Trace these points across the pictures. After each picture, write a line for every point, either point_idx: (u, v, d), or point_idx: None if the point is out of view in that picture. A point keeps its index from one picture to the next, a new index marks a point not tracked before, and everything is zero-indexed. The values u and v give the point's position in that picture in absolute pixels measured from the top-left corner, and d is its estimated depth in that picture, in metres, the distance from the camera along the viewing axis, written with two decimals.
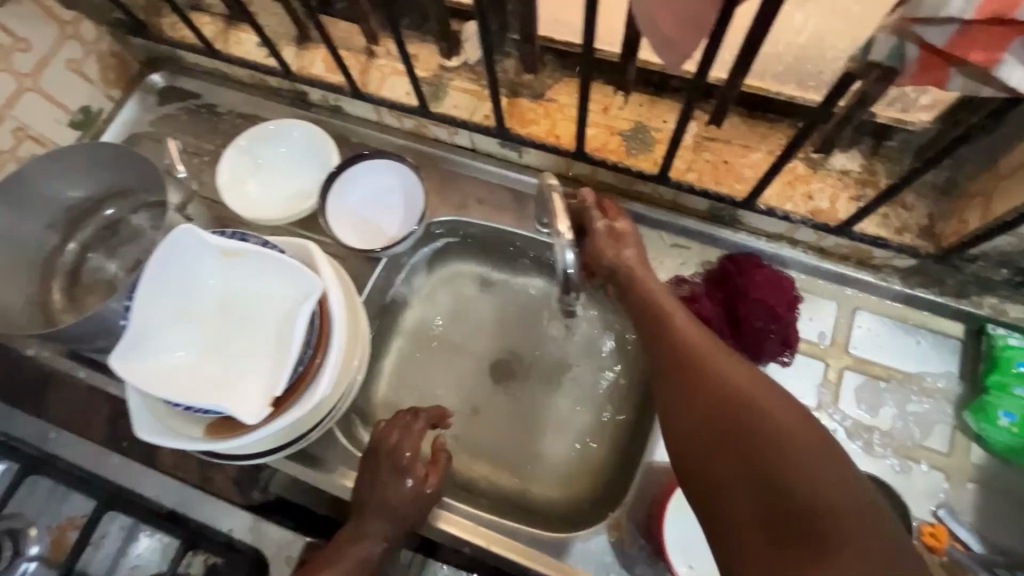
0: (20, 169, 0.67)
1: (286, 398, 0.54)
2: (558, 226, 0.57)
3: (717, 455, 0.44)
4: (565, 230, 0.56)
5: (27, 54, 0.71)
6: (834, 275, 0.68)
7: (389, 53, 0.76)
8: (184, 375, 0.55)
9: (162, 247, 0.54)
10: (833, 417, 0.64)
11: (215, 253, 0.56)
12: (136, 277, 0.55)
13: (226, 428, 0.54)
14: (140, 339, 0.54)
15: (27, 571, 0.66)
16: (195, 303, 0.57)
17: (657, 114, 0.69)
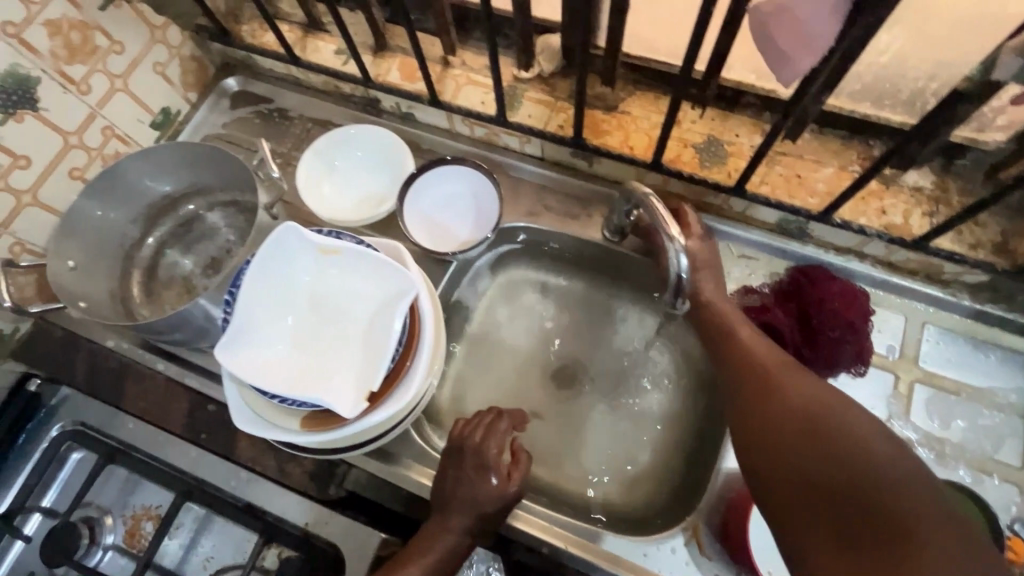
0: (117, 164, 0.69)
1: (381, 393, 0.55)
2: (671, 229, 0.56)
3: (793, 465, 0.50)
4: (680, 235, 0.56)
5: (120, 56, 0.73)
6: (902, 289, 0.69)
7: (464, 63, 0.78)
8: (281, 368, 0.57)
9: (267, 242, 0.56)
10: (905, 429, 0.64)
11: (314, 251, 0.58)
12: (239, 271, 0.57)
13: (321, 421, 0.55)
14: (242, 331, 0.56)
15: (104, 559, 0.67)
16: (292, 298, 0.59)
17: (729, 128, 0.70)
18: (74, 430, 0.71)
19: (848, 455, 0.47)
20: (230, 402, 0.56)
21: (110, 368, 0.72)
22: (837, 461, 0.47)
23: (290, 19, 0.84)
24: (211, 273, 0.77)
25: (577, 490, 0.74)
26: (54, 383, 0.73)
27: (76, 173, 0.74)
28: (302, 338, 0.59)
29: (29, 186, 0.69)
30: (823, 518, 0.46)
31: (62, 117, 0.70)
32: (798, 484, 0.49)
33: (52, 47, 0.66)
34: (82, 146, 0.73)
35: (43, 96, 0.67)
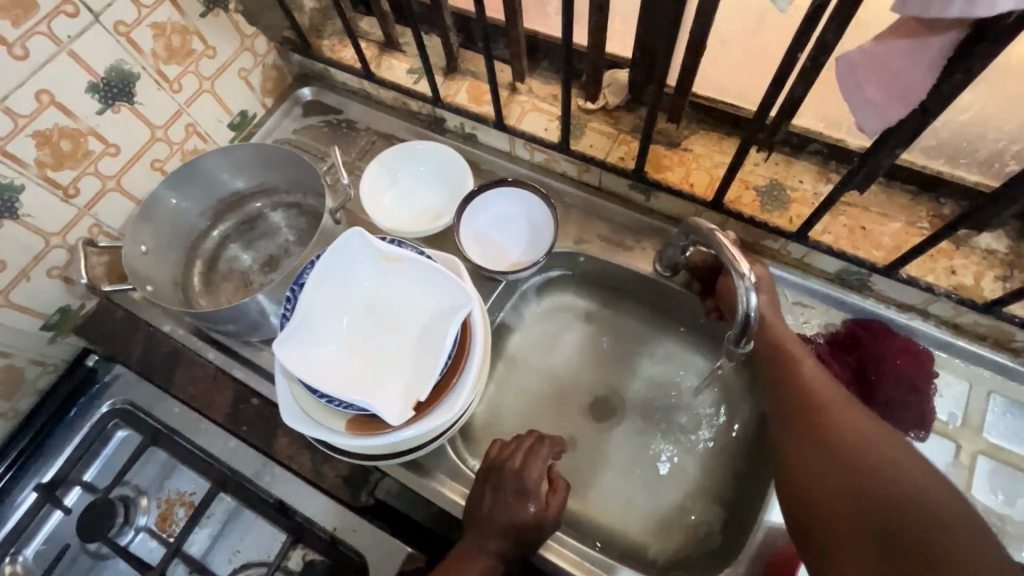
0: (199, 158, 0.73)
1: (427, 404, 0.56)
2: (739, 264, 0.54)
3: (836, 491, 0.49)
4: (751, 273, 0.53)
5: (211, 60, 0.78)
6: (968, 354, 0.66)
7: (531, 90, 0.80)
8: (332, 368, 0.58)
9: (332, 244, 0.58)
10: (965, 503, 0.60)
11: (376, 257, 0.60)
12: (303, 271, 0.58)
13: (365, 426, 0.55)
14: (299, 329, 0.57)
15: (134, 540, 0.68)
16: (349, 301, 0.60)
17: (793, 174, 0.70)
18: (123, 409, 0.73)
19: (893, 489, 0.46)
20: (280, 397, 0.57)
21: (164, 352, 0.75)
22: (871, 484, 0.47)
23: (368, 38, 0.88)
24: (268, 271, 0.80)
25: (608, 525, 0.72)
26: (110, 361, 0.76)
27: (157, 164, 0.78)
28: (354, 341, 0.60)
29: (115, 172, 0.73)
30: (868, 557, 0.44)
31: (153, 112, 0.74)
32: (826, 500, 0.49)
33: (154, 47, 0.70)
34: (166, 140, 0.78)
35: (140, 91, 0.71)
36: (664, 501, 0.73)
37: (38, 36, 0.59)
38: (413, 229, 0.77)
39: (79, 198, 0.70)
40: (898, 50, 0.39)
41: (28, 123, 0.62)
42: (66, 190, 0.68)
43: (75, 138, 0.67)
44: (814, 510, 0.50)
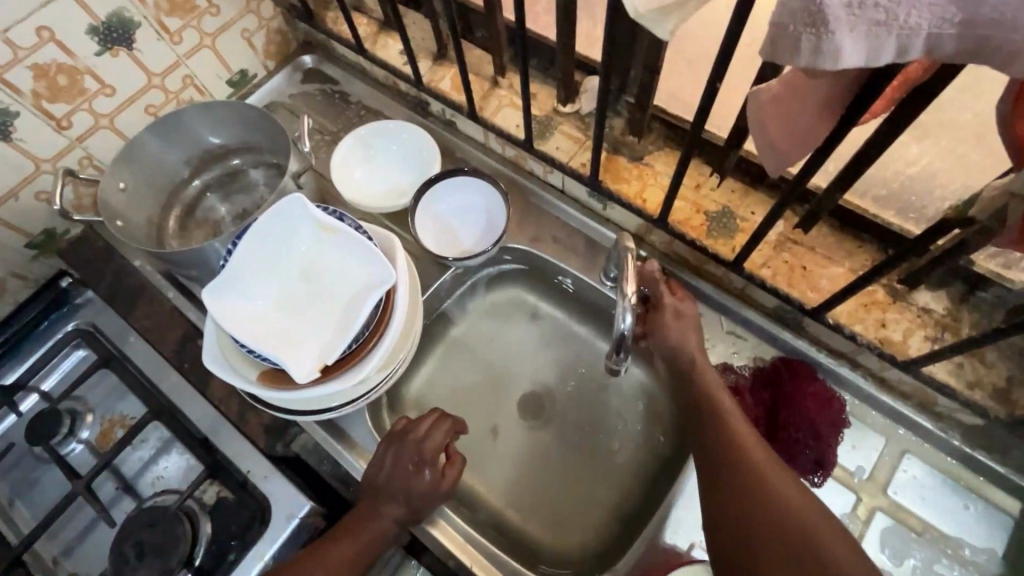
0: (182, 110, 0.78)
1: (334, 369, 0.59)
2: (626, 287, 0.55)
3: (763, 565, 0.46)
4: (632, 294, 0.55)
5: (214, 18, 0.82)
6: (890, 410, 0.65)
7: (511, 86, 0.82)
8: (257, 320, 0.61)
9: (275, 206, 0.62)
10: None
11: (314, 224, 0.63)
12: (246, 226, 0.62)
13: (275, 379, 0.59)
14: (233, 279, 0.61)
15: (74, 451, 0.74)
16: (285, 262, 0.64)
17: (746, 205, 0.70)
18: (85, 330, 0.79)
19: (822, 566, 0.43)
20: (205, 339, 0.61)
21: (131, 285, 0.81)
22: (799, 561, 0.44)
23: (370, 14, 0.91)
24: (240, 224, 0.85)
25: (514, 518, 0.75)
26: (83, 285, 0.82)
27: (151, 109, 0.83)
28: (284, 299, 0.64)
29: (109, 112, 0.79)
30: None
31: (151, 60, 0.79)
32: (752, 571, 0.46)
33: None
34: (162, 88, 0.83)
35: (139, 39, 0.76)
36: (566, 503, 0.75)
37: None
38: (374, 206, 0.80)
39: (71, 131, 0.76)
40: (795, 98, 0.40)
41: (27, 56, 0.67)
42: (59, 122, 0.74)
43: (72, 75, 0.72)
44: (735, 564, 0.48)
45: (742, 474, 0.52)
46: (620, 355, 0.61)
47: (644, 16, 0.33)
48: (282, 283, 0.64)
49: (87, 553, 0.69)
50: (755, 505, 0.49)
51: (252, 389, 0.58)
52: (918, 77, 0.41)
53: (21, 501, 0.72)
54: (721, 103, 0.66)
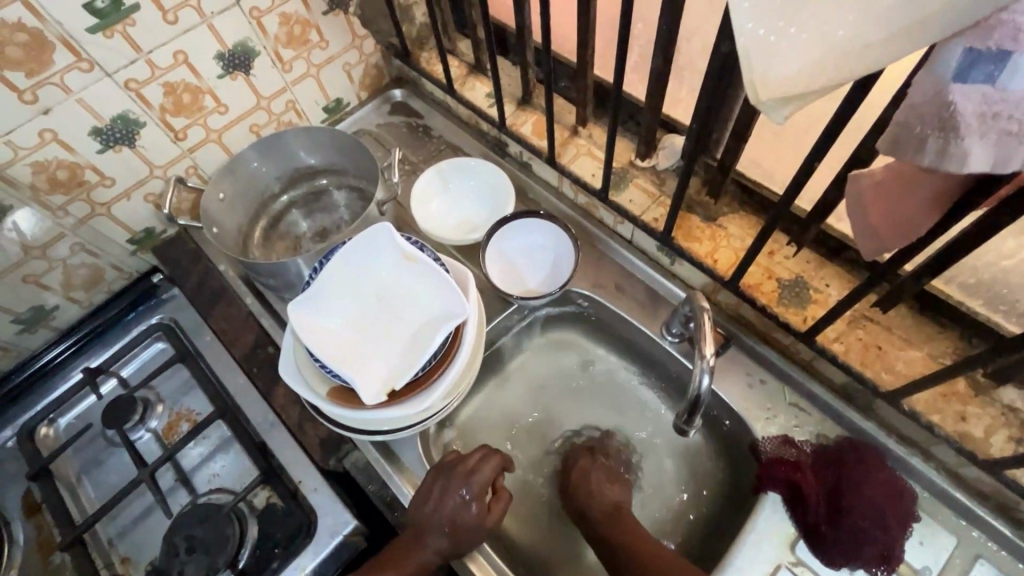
0: (283, 132, 0.84)
1: (401, 394, 0.61)
2: (705, 348, 0.55)
3: None
4: (712, 356, 0.54)
5: (322, 51, 0.90)
6: (965, 510, 0.62)
7: (590, 136, 0.85)
8: (332, 337, 0.64)
9: (364, 232, 0.66)
10: None
11: (396, 253, 0.66)
12: (335, 248, 0.66)
13: (343, 397, 0.61)
14: (316, 295, 0.65)
15: (141, 438, 0.78)
16: (365, 284, 0.67)
17: (821, 276, 0.69)
18: (167, 324, 0.85)
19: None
20: (283, 349, 0.64)
21: (213, 287, 0.85)
22: None
23: (461, 57, 0.97)
24: (318, 241, 0.89)
25: (550, 566, 0.74)
26: (170, 282, 0.88)
27: (255, 128, 0.90)
28: (358, 320, 0.67)
29: (219, 128, 0.86)
30: None
31: (263, 85, 0.86)
32: None
33: (277, 32, 0.82)
34: (268, 110, 0.90)
35: (256, 65, 0.83)
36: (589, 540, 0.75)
37: (188, 8, 0.71)
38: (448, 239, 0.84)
39: (185, 142, 0.83)
40: (902, 187, 0.40)
41: (162, 75, 0.74)
42: (177, 134, 0.81)
43: (195, 93, 0.79)
44: None
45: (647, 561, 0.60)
46: (692, 419, 0.59)
47: (765, 103, 0.34)
48: (359, 304, 0.67)
49: (141, 539, 0.72)
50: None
51: (321, 404, 0.60)
52: None
53: (88, 479, 0.77)
54: (816, 175, 0.63)
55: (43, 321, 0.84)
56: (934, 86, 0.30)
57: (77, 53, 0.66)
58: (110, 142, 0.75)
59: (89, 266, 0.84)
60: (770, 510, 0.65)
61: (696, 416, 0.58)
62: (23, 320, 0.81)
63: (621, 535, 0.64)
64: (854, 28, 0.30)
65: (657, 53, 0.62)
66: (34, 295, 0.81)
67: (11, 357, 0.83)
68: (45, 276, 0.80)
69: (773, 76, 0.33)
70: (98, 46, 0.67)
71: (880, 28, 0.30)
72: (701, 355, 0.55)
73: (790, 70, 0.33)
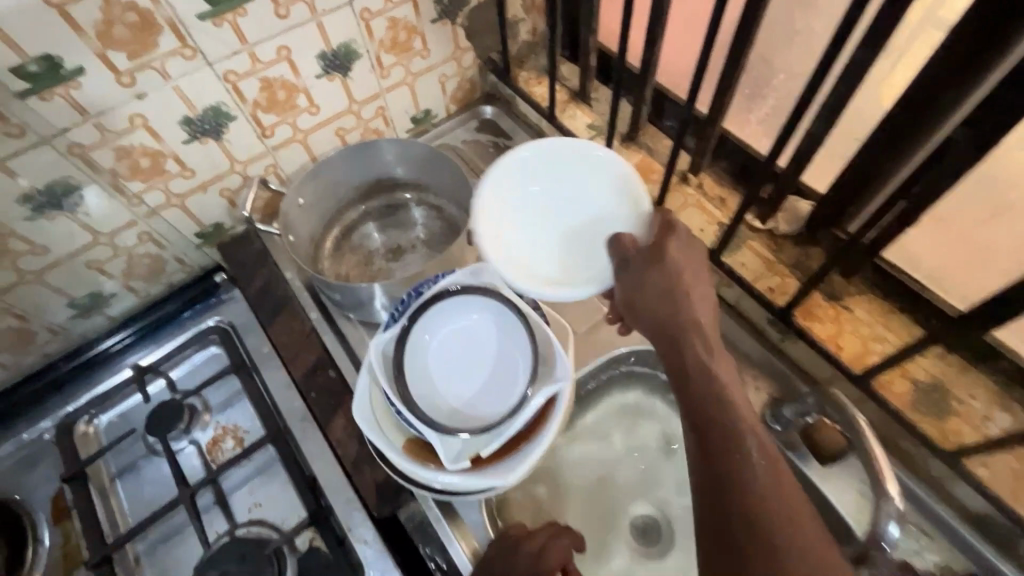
0: (376, 141, 0.79)
1: (485, 461, 0.55)
2: (886, 486, 0.47)
3: (722, 492, 0.47)
4: (898, 498, 0.46)
5: (422, 61, 0.85)
6: None
7: (700, 186, 0.78)
8: (413, 382, 0.59)
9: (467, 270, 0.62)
10: None
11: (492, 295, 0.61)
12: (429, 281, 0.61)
13: (423, 455, 0.57)
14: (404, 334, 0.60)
15: (183, 450, 0.73)
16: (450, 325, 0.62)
17: (964, 385, 0.61)
18: (223, 327, 0.80)
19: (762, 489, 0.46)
20: (357, 385, 0.59)
21: (277, 295, 0.80)
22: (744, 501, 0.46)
23: (564, 82, 0.91)
24: (391, 259, 0.84)
25: None
26: (232, 283, 0.84)
27: (340, 132, 0.85)
28: (440, 366, 0.61)
29: (306, 129, 0.81)
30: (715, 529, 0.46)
31: (358, 89, 0.81)
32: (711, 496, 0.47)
33: (383, 36, 0.77)
34: (357, 115, 0.85)
35: (356, 69, 0.78)
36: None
37: (300, 4, 0.67)
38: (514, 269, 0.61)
39: (271, 140, 0.78)
40: None
41: (262, 69, 0.70)
42: (264, 131, 0.76)
43: (290, 91, 0.74)
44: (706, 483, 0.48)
45: (729, 448, 0.48)
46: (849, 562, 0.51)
47: None
48: (442, 347, 0.61)
49: (170, 563, 0.66)
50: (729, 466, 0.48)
51: (399, 460, 0.56)
52: None
53: (122, 487, 0.71)
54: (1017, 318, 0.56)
55: (98, 309, 0.79)
56: None
57: (183, 40, 0.62)
58: (198, 133, 0.70)
59: (152, 257, 0.79)
60: None
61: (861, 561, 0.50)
62: (78, 305, 0.77)
63: (729, 421, 0.50)
64: None
65: (820, 114, 0.55)
66: (93, 281, 0.76)
67: (59, 342, 0.79)
68: (109, 262, 0.76)
69: None
70: (206, 34, 0.63)
71: None
72: (880, 492, 0.48)
73: None
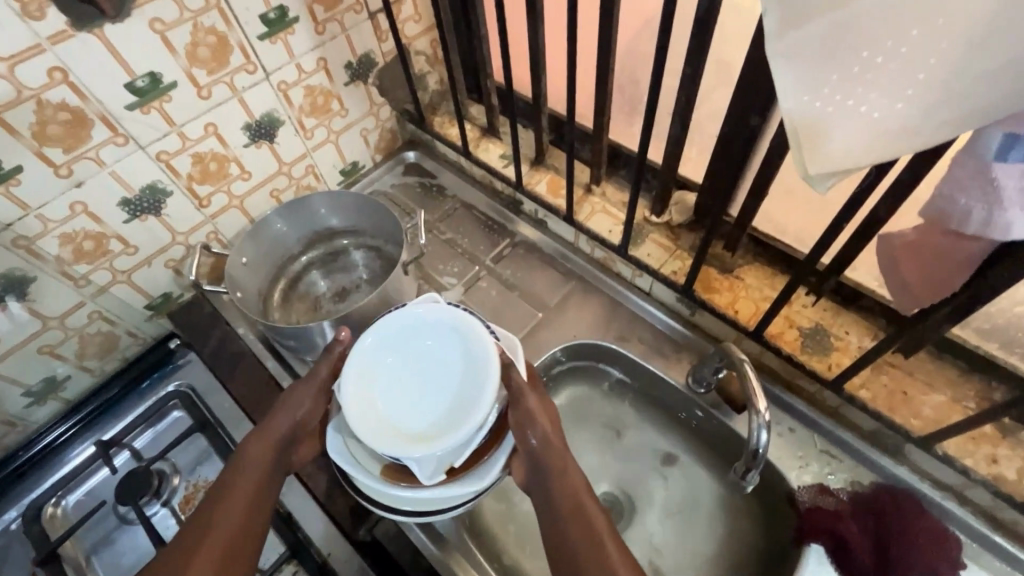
0: (309, 197, 0.86)
1: (458, 471, 0.62)
2: (756, 402, 0.58)
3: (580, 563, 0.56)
4: (766, 410, 0.57)
5: (342, 119, 0.93)
6: (1007, 554, 0.62)
7: (604, 194, 0.88)
8: (387, 418, 0.62)
9: (395, 321, 0.66)
10: None
11: (427, 330, 0.66)
12: (360, 346, 0.65)
13: (402, 476, 0.62)
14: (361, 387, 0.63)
15: (155, 514, 0.75)
16: (399, 369, 0.65)
17: (840, 324, 0.72)
18: (184, 391, 0.83)
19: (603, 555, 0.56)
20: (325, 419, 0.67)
21: (233, 351, 0.84)
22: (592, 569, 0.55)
23: (474, 121, 1.01)
24: (338, 301, 0.90)
25: None
26: (187, 347, 0.88)
27: (275, 193, 0.92)
28: (404, 398, 0.63)
29: (241, 194, 0.87)
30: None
31: (286, 152, 0.89)
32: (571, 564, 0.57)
33: (302, 103, 0.86)
34: (288, 175, 0.92)
35: (280, 134, 0.86)
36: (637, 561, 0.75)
37: (221, 84, 0.74)
38: (383, 437, 0.61)
39: (208, 208, 0.84)
40: (935, 239, 0.42)
41: (192, 146, 0.76)
42: (201, 201, 0.82)
43: (221, 162, 0.81)
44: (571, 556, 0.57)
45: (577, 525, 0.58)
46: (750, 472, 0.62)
47: (813, 176, 0.39)
48: (398, 388, 0.64)
49: None
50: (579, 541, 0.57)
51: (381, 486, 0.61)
52: None
53: (98, 561, 0.72)
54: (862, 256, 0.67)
55: (54, 393, 0.81)
56: (977, 163, 0.35)
57: (115, 129, 0.68)
58: (137, 211, 0.76)
59: (104, 334, 0.82)
60: (815, 565, 0.63)
61: (755, 468, 0.60)
62: (33, 392, 0.79)
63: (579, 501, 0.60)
64: (908, 107, 0.34)
65: (675, 119, 0.66)
66: (46, 367, 0.79)
67: (18, 431, 0.80)
68: (62, 345, 0.78)
69: (821, 153, 0.38)
70: (135, 121, 0.69)
71: (927, 117, 0.33)
72: (753, 409, 0.58)
73: (837, 150, 0.37)
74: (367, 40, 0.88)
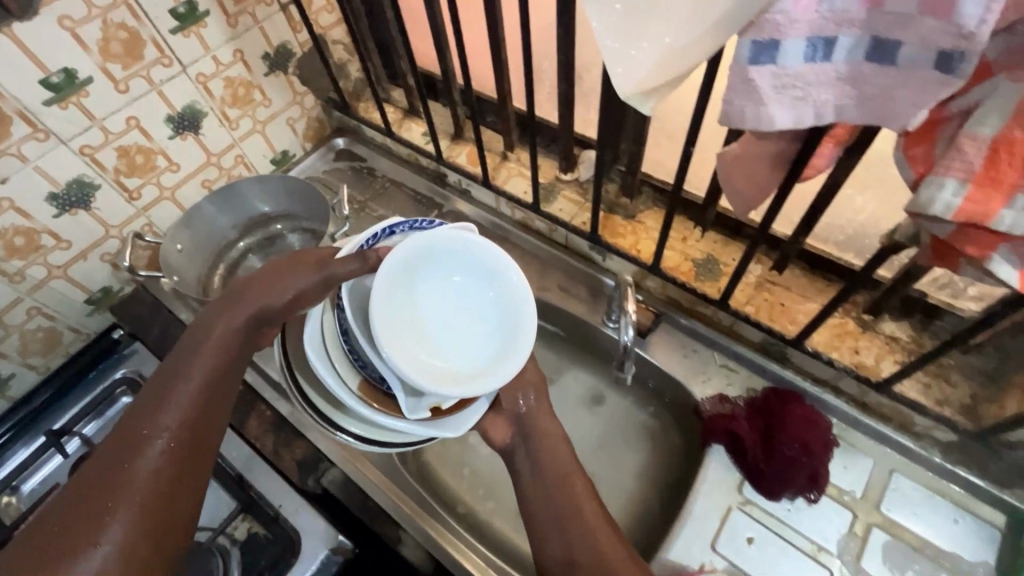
0: (236, 183, 0.90)
1: (444, 411, 0.56)
2: (626, 306, 0.67)
3: (553, 511, 0.58)
4: (632, 311, 0.67)
5: (266, 109, 0.98)
6: (874, 432, 0.71)
7: (519, 160, 0.96)
8: (408, 347, 0.52)
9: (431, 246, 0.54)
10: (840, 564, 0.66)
11: (458, 263, 0.56)
12: (393, 263, 0.52)
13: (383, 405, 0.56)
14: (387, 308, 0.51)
15: None
16: (420, 298, 0.55)
17: (727, 253, 0.80)
18: (131, 378, 0.86)
19: (578, 503, 0.58)
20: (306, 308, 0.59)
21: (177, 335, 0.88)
22: (568, 515, 0.57)
23: (396, 104, 1.07)
24: None
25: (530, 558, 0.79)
26: (131, 337, 0.91)
27: (206, 184, 0.96)
28: (422, 331, 0.54)
29: (172, 185, 0.91)
30: (546, 532, 0.58)
31: (212, 143, 0.93)
32: (542, 510, 0.59)
33: (223, 94, 0.90)
34: (217, 165, 0.96)
35: (205, 125, 0.90)
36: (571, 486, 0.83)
37: (138, 78, 0.78)
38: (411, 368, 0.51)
39: (139, 201, 0.88)
40: (749, 145, 0.50)
41: (115, 139, 0.80)
42: (131, 194, 0.86)
43: (147, 154, 0.85)
44: (546, 505, 0.59)
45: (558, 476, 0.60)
46: (625, 364, 0.72)
47: (631, 95, 0.42)
48: (415, 318, 0.54)
49: None
50: (559, 490, 0.59)
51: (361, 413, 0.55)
52: (849, 137, 0.50)
53: None
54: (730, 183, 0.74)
55: None
56: (739, 69, 0.39)
57: (34, 125, 0.71)
58: (66, 206, 0.79)
59: (46, 330, 0.85)
60: (717, 461, 0.72)
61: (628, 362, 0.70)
62: None
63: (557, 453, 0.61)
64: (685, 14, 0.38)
65: (560, 78, 0.74)
66: None
67: None
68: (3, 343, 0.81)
69: (631, 70, 0.41)
70: (54, 117, 0.72)
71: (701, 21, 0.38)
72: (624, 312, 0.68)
73: (642, 64, 0.41)
74: (282, 31, 0.92)
